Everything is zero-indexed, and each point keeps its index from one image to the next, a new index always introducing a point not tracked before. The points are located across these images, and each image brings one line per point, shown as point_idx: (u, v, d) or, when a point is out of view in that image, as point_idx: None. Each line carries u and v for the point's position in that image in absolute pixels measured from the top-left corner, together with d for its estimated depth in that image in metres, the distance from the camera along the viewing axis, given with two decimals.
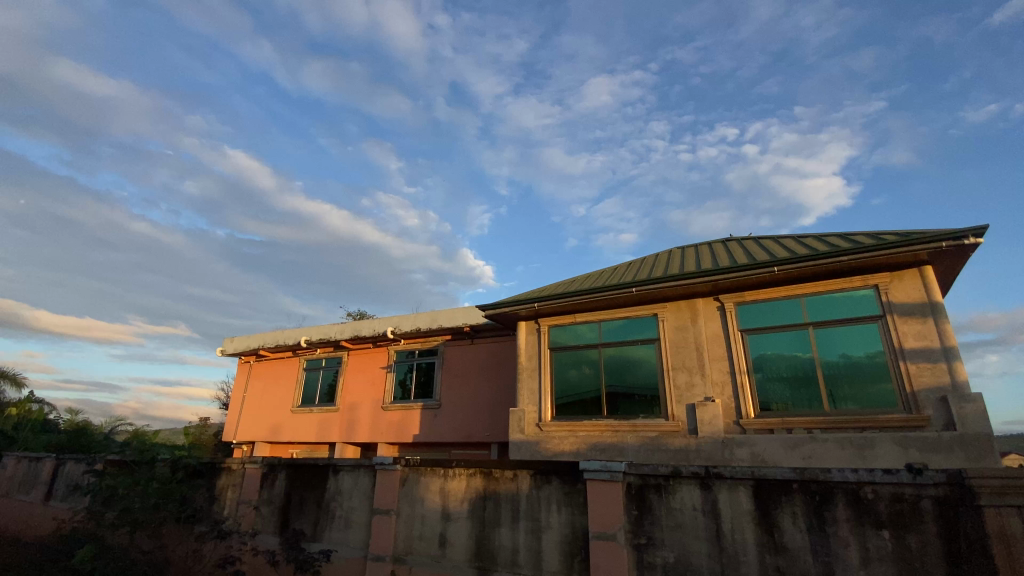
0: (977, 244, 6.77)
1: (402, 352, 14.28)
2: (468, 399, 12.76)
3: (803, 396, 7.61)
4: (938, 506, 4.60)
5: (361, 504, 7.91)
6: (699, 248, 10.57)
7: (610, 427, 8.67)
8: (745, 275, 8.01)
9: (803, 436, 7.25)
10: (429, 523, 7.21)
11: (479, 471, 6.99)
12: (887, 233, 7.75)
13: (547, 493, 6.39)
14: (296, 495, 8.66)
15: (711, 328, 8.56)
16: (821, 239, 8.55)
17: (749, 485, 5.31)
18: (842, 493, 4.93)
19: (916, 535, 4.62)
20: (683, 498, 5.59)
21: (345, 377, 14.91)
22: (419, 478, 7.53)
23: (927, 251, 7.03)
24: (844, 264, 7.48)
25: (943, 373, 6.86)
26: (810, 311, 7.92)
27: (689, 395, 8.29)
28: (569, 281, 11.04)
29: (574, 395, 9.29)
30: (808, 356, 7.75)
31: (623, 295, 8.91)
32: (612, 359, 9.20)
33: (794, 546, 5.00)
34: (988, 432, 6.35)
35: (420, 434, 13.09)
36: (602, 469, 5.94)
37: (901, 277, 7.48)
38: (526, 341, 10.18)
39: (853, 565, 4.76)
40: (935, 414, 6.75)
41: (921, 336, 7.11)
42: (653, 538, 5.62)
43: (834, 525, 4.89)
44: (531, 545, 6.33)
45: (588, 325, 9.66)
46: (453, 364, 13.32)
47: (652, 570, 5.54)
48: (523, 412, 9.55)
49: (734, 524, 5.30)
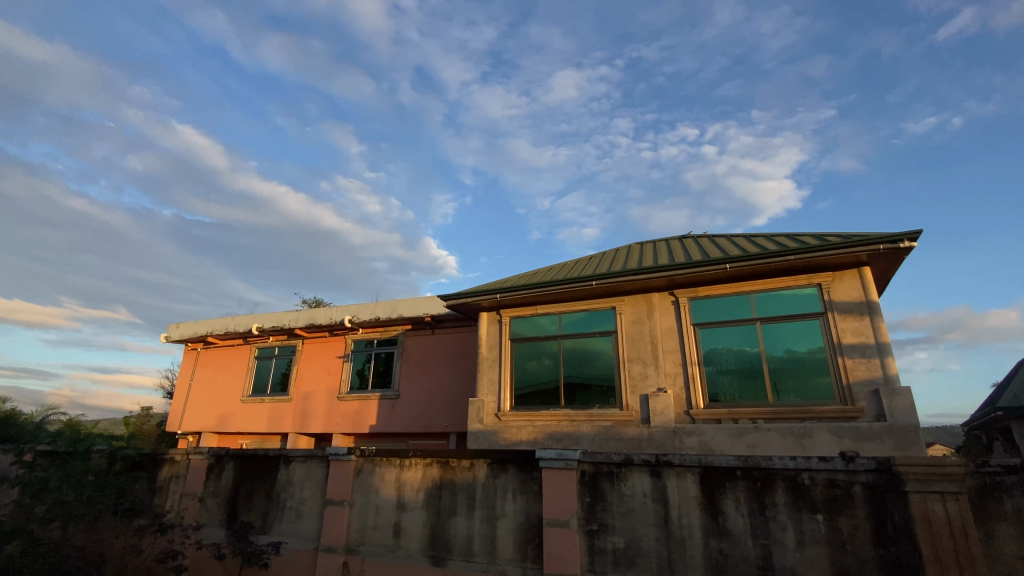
0: (911, 248, 7.25)
1: (360, 341, 13.99)
2: (427, 389, 12.67)
3: (749, 388, 7.97)
4: (867, 491, 4.93)
5: (314, 496, 7.74)
6: (658, 244, 10.84)
7: (567, 417, 8.83)
8: (700, 271, 8.29)
9: (748, 426, 7.61)
10: (384, 513, 7.14)
11: (435, 461, 6.97)
12: (830, 235, 8.19)
13: (503, 481, 6.45)
14: (244, 486, 8.39)
15: (666, 322, 8.82)
16: (771, 239, 8.95)
17: (696, 471, 5.53)
18: (781, 479, 5.22)
19: (848, 518, 4.93)
20: (634, 485, 5.77)
21: (300, 366, 14.49)
22: (374, 468, 7.43)
23: (866, 253, 7.47)
24: (790, 263, 7.86)
25: (876, 367, 7.33)
26: (758, 307, 8.29)
27: (643, 385, 8.54)
28: (531, 273, 11.11)
29: (533, 386, 9.38)
30: (755, 349, 8.12)
31: (583, 288, 9.05)
32: (571, 350, 9.35)
33: (736, 529, 5.26)
34: (914, 422, 6.86)
35: (377, 424, 12.90)
36: (558, 457, 6.04)
37: (842, 276, 7.93)
38: (486, 332, 10.19)
39: (790, 547, 5.05)
40: (868, 406, 7.23)
41: (857, 333, 7.58)
42: (605, 524, 5.78)
43: (773, 509, 5.18)
44: (486, 533, 6.38)
45: (549, 317, 9.75)
46: (413, 354, 13.17)
47: (603, 555, 5.69)
48: (481, 402, 9.57)
49: (682, 510, 5.51)
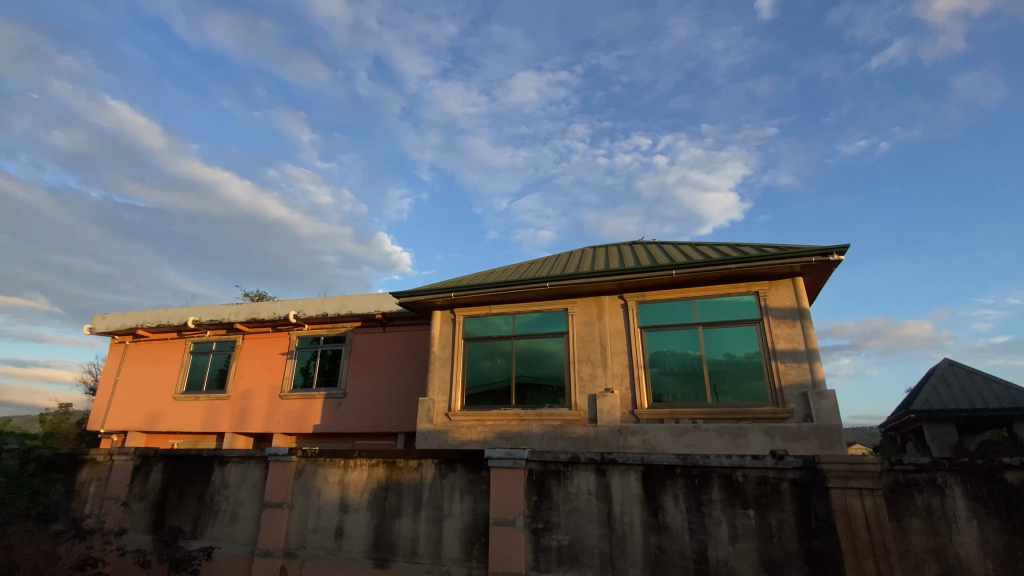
0: (839, 261, 7.82)
1: (306, 337, 13.50)
2: (376, 388, 12.40)
3: (691, 389, 8.31)
4: (794, 487, 5.27)
5: (250, 498, 7.40)
6: (610, 249, 11.10)
7: (517, 417, 8.89)
8: (649, 275, 8.57)
9: (689, 425, 7.94)
10: (326, 515, 6.93)
11: (381, 461, 6.83)
12: (768, 246, 8.69)
13: (451, 481, 6.41)
14: (174, 489, 7.90)
15: (615, 324, 9.05)
16: (715, 248, 9.39)
17: (639, 469, 5.72)
18: (717, 476, 5.48)
19: (776, 513, 5.24)
20: (579, 483, 5.89)
21: (240, 362, 13.81)
22: (316, 469, 7.19)
23: (800, 264, 7.99)
24: (732, 271, 8.27)
25: (805, 371, 7.84)
26: (701, 313, 8.67)
27: (592, 385, 8.73)
28: (486, 273, 11.11)
29: (485, 386, 9.38)
30: (697, 353, 8.49)
31: (536, 289, 9.15)
32: (524, 350, 9.43)
33: (674, 525, 5.47)
34: (837, 423, 7.38)
35: (322, 424, 12.49)
36: (506, 456, 6.07)
37: (777, 285, 8.42)
38: (439, 331, 10.10)
39: (723, 541, 5.31)
40: (797, 407, 7.71)
41: (790, 338, 8.07)
42: (550, 522, 5.87)
43: (709, 505, 5.43)
44: (431, 533, 6.32)
45: (502, 316, 9.79)
46: (362, 352, 12.85)
47: (548, 553, 5.78)
48: (432, 402, 9.47)
49: (624, 507, 5.68)
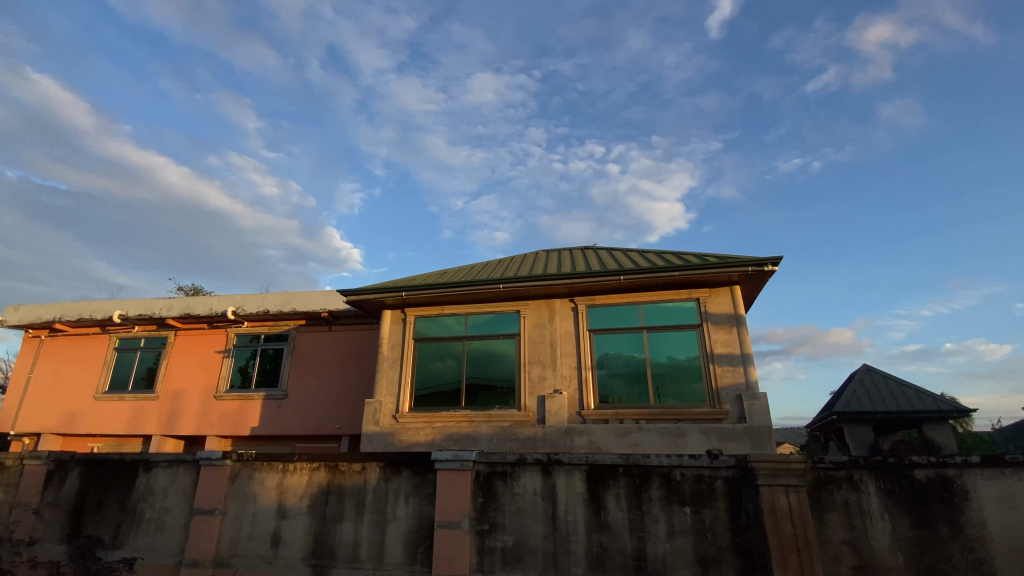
0: (772, 271, 8.34)
1: (245, 335, 12.85)
2: (320, 390, 11.99)
3: (635, 391, 8.58)
4: (727, 485, 5.55)
5: (179, 505, 6.97)
6: (562, 253, 11.28)
7: (466, 418, 8.87)
8: (598, 279, 8.80)
9: (632, 426, 8.19)
10: (262, 521, 6.63)
11: (323, 465, 6.62)
12: (709, 255, 9.14)
13: (396, 485, 6.30)
14: (92, 496, 7.31)
15: (565, 326, 9.20)
16: (661, 255, 9.76)
17: (583, 469, 5.84)
18: (657, 475, 5.69)
19: (710, 511, 5.50)
20: (525, 484, 5.95)
21: (172, 360, 12.97)
22: (252, 473, 6.87)
23: (737, 273, 8.45)
24: (676, 277, 8.63)
25: (740, 374, 8.27)
26: (646, 317, 8.98)
27: (541, 387, 8.84)
28: (438, 273, 11.02)
29: (435, 387, 9.30)
30: (641, 356, 8.78)
31: (489, 290, 9.18)
32: (475, 352, 9.41)
33: (616, 523, 5.63)
34: (767, 424, 7.84)
35: (260, 426, 11.94)
36: (453, 458, 6.04)
37: (717, 292, 8.85)
38: (389, 331, 9.91)
39: (661, 538, 5.51)
40: (732, 409, 8.12)
41: (727, 343, 8.50)
42: (495, 524, 5.89)
43: (649, 503, 5.63)
44: (374, 538, 6.19)
45: (454, 317, 9.73)
46: (306, 351, 12.39)
47: (492, 554, 5.79)
48: (379, 403, 9.28)
49: (568, 507, 5.78)
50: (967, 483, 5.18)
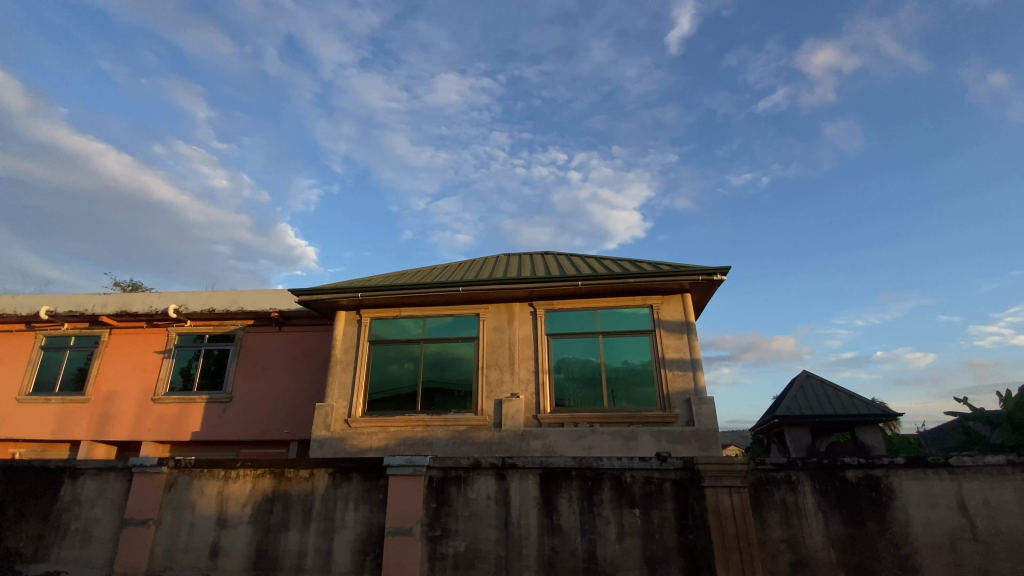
0: (721, 280, 8.72)
1: (188, 335, 12.18)
2: (268, 393, 11.53)
3: (590, 395, 8.72)
4: (675, 486, 5.72)
5: (108, 515, 6.51)
6: (522, 257, 11.34)
7: (421, 422, 8.74)
8: (557, 284, 8.91)
9: (586, 429, 8.32)
10: (200, 532, 6.29)
11: (268, 472, 6.36)
12: (663, 264, 9.43)
13: (345, 491, 6.13)
14: (10, 506, 6.73)
15: (523, 330, 9.24)
16: (617, 262, 9.99)
17: (537, 473, 5.88)
18: (608, 478, 5.79)
19: (658, 512, 5.66)
20: (479, 488, 5.93)
21: (105, 361, 12.13)
22: (191, 481, 6.51)
23: (689, 281, 8.78)
24: (631, 284, 8.87)
25: (689, 379, 8.56)
26: (602, 322, 9.15)
27: (498, 390, 8.83)
28: (397, 274, 10.84)
29: (391, 391, 9.13)
30: (597, 360, 8.93)
31: (448, 293, 9.12)
32: (432, 355, 9.30)
33: (568, 526, 5.69)
34: (713, 427, 8.14)
35: (202, 431, 11.34)
36: (406, 464, 5.94)
37: (669, 300, 9.13)
38: (343, 332, 9.66)
39: (611, 540, 5.61)
40: (681, 412, 8.39)
41: (678, 349, 8.78)
42: (447, 529, 5.82)
43: (600, 505, 5.72)
44: (320, 546, 5.99)
45: (412, 320, 9.60)
46: (254, 352, 11.88)
47: (443, 560, 5.73)
48: (330, 407, 9.02)
49: (522, 511, 5.80)
50: (893, 483, 5.55)
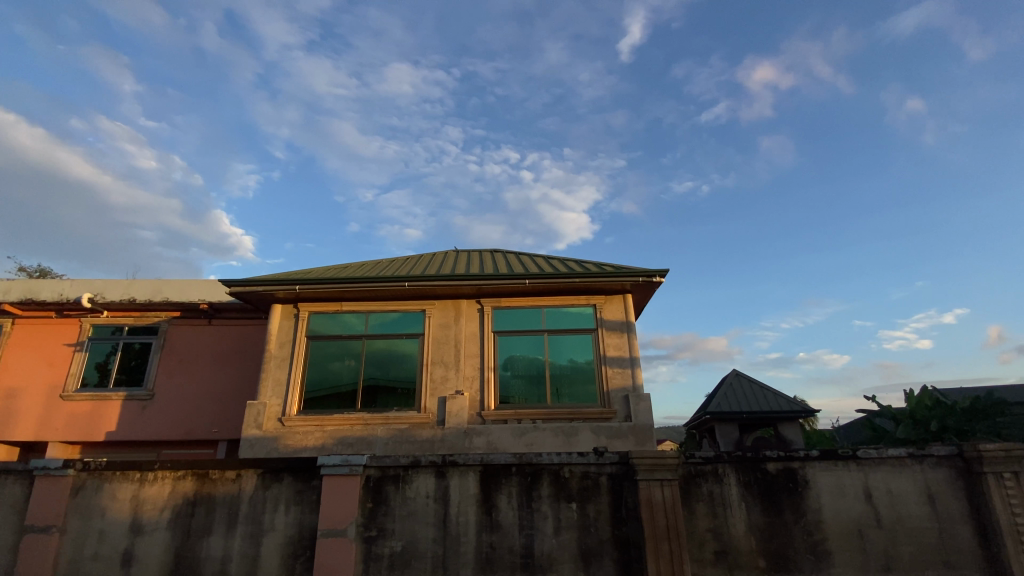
0: (660, 282, 9.10)
1: (104, 327, 11.23)
2: (195, 390, 10.84)
3: (534, 392, 8.83)
4: (611, 480, 5.90)
5: (4, 523, 5.89)
6: (470, 254, 11.28)
7: (360, 421, 8.52)
8: (504, 281, 8.94)
9: (529, 425, 8.42)
10: (111, 539, 5.82)
11: (190, 473, 5.98)
12: (607, 264, 9.70)
13: (275, 492, 5.87)
14: None
15: (470, 327, 9.21)
16: (563, 262, 10.17)
17: (477, 470, 5.88)
18: (547, 473, 5.89)
19: (594, 505, 5.81)
20: (418, 487, 5.85)
21: (5, 354, 10.95)
22: (102, 485, 6.00)
23: (630, 282, 9.10)
24: (576, 283, 9.05)
25: (628, 376, 8.84)
26: (547, 320, 9.28)
27: (442, 387, 8.75)
28: (339, 267, 10.50)
29: (330, 388, 8.83)
30: (543, 358, 9.05)
31: (392, 287, 8.93)
32: (375, 351, 9.08)
33: (506, 522, 5.73)
34: (649, 422, 8.47)
35: (118, 430, 10.50)
36: (341, 464, 5.78)
37: (611, 299, 9.39)
38: (279, 327, 9.24)
39: (548, 535, 5.71)
40: (620, 408, 8.66)
41: (618, 348, 9.05)
42: (384, 529, 5.71)
43: (538, 501, 5.80)
44: (247, 551, 5.70)
45: (354, 315, 9.32)
46: (179, 347, 11.12)
47: (379, 561, 5.61)
48: (263, 406, 8.61)
49: (460, 508, 5.78)
50: (809, 474, 5.99)
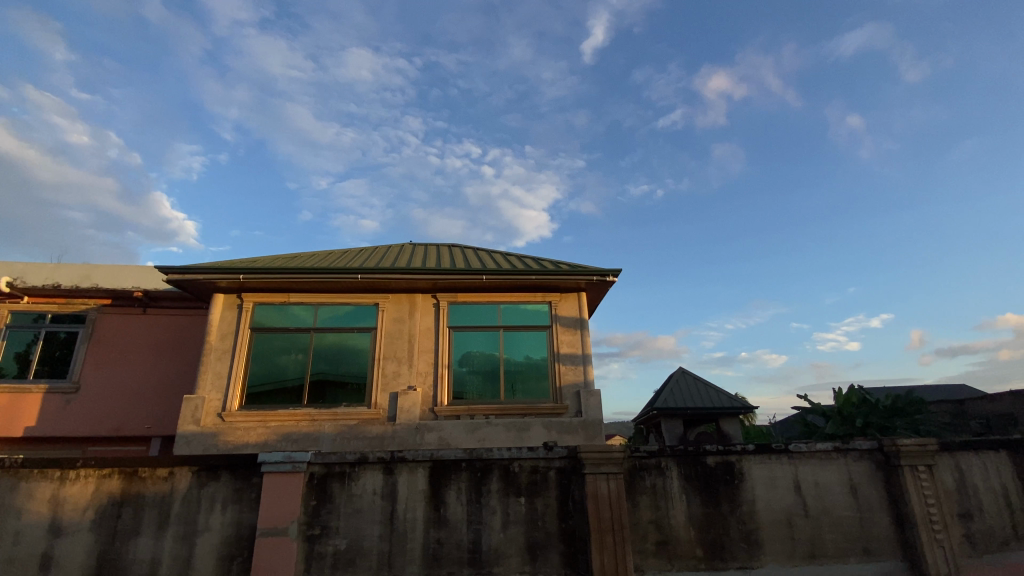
0: (612, 281, 9.32)
1: (24, 314, 10.33)
2: (127, 383, 10.19)
3: (488, 388, 8.84)
4: (559, 474, 6.00)
5: None
6: (427, 248, 11.14)
7: (307, 416, 8.26)
8: (460, 277, 8.89)
9: (481, 421, 8.42)
10: (25, 542, 5.39)
11: (117, 471, 5.61)
12: (562, 262, 9.83)
13: (211, 491, 5.61)
14: None
15: (424, 322, 9.10)
16: (520, 258, 10.23)
17: (426, 466, 5.84)
18: (497, 468, 5.92)
19: (542, 499, 5.90)
20: (364, 484, 5.75)
21: None
22: (16, 484, 5.54)
23: (585, 281, 9.27)
24: (532, 280, 9.11)
25: (580, 372, 9.01)
26: (503, 316, 9.30)
27: (394, 383, 8.61)
28: (289, 257, 10.13)
29: (276, 383, 8.52)
30: (498, 354, 9.07)
31: (345, 280, 8.70)
32: (324, 344, 8.82)
33: (454, 517, 5.73)
34: (599, 418, 8.67)
35: (36, 427, 9.69)
36: (284, 461, 5.60)
37: (567, 297, 9.52)
38: (221, 318, 8.81)
39: (496, 529, 5.74)
40: (571, 404, 8.81)
41: (571, 344, 9.20)
42: (327, 527, 5.58)
43: (487, 496, 5.83)
44: (178, 553, 5.42)
45: (303, 307, 9.01)
46: (109, 337, 10.39)
47: (322, 560, 5.48)
48: (201, 400, 8.20)
49: (408, 504, 5.72)
50: (745, 467, 6.31)
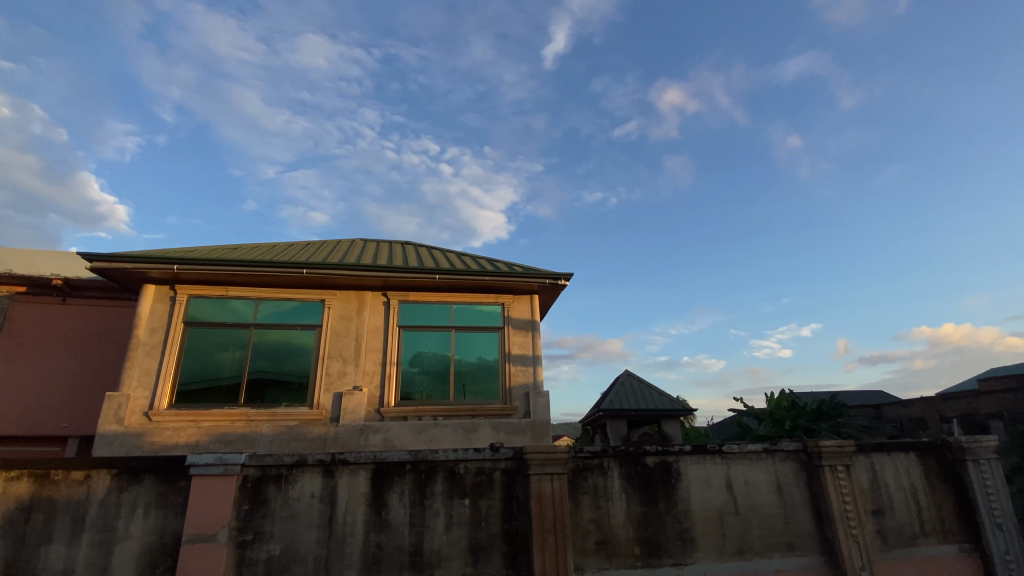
0: (564, 285, 9.47)
1: None
2: (41, 379, 9.36)
3: (437, 388, 8.76)
4: (504, 475, 6.04)
5: None
6: (378, 245, 10.91)
7: (243, 416, 7.90)
8: (412, 275, 8.77)
9: (429, 422, 8.33)
10: None
11: (25, 474, 5.15)
12: (516, 264, 9.88)
13: (133, 496, 5.25)
14: None
15: (373, 320, 8.91)
16: (474, 259, 10.21)
17: (369, 468, 5.72)
18: (441, 470, 5.88)
19: (486, 500, 5.91)
20: (303, 487, 5.56)
21: None
22: None
23: (537, 284, 9.36)
24: (485, 281, 9.12)
25: (529, 374, 9.10)
26: (456, 316, 9.24)
27: (339, 383, 8.38)
28: (230, 248, 9.63)
29: (210, 381, 8.09)
30: (448, 354, 9.01)
31: (290, 274, 8.38)
32: (265, 341, 8.45)
33: (396, 520, 5.64)
34: (546, 419, 8.78)
35: None
36: (215, 463, 5.33)
37: (519, 299, 9.59)
38: (151, 311, 8.28)
39: (438, 531, 5.70)
40: (520, 405, 8.87)
41: (522, 346, 9.27)
42: (261, 533, 5.35)
43: (431, 497, 5.78)
44: (93, 562, 5.04)
45: (243, 301, 8.60)
46: (21, 329, 9.50)
47: (253, 566, 5.25)
48: (125, 398, 7.66)
49: (349, 507, 5.58)
50: (681, 467, 6.58)
